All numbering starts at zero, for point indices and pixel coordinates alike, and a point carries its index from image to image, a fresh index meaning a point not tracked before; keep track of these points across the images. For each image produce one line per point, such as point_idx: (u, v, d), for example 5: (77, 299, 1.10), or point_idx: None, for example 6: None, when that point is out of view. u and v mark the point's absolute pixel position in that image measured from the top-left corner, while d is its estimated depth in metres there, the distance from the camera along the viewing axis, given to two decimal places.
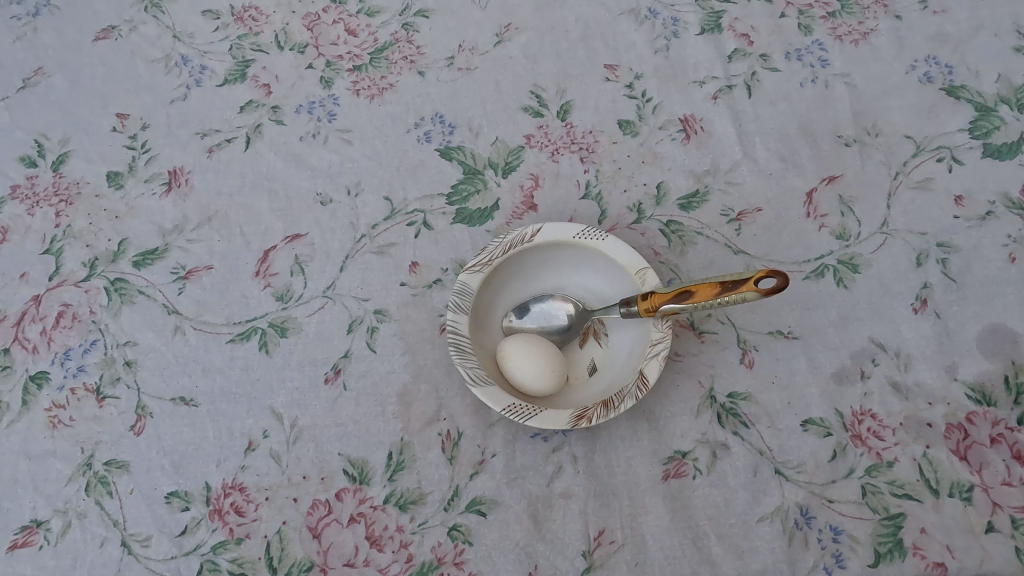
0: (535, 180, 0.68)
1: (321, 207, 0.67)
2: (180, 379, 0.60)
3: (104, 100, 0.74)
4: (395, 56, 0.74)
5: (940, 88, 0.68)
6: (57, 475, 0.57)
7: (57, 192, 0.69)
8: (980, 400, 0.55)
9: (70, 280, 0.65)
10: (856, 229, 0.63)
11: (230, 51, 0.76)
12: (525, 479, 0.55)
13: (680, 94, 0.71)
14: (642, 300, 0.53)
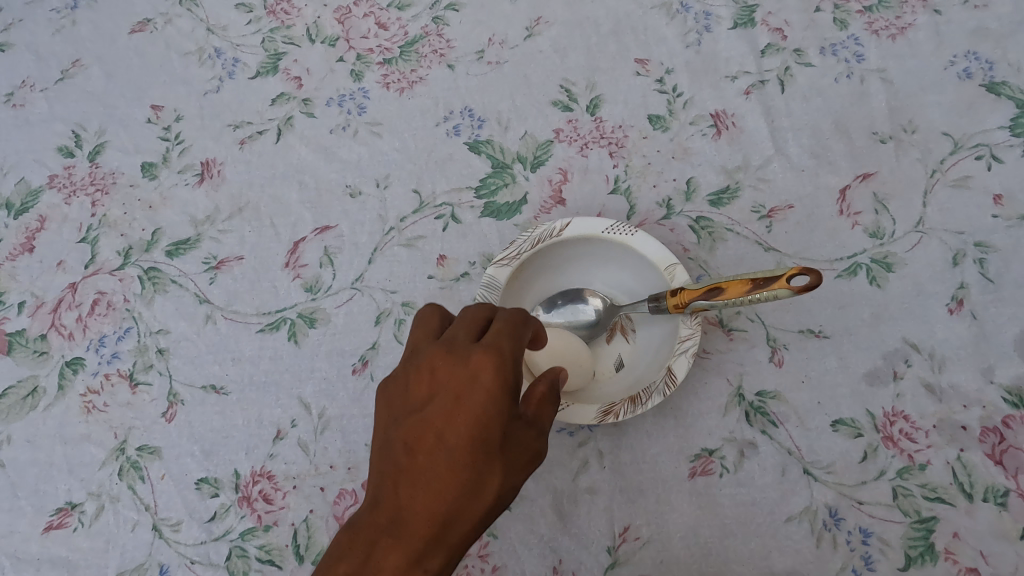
0: (563, 174, 0.68)
1: (350, 200, 0.68)
2: (210, 368, 0.61)
3: (140, 91, 0.75)
4: (424, 49, 0.74)
5: (980, 84, 0.66)
6: (91, 459, 0.58)
7: (93, 182, 0.70)
8: (1018, 404, 0.54)
9: (105, 268, 0.66)
10: (890, 228, 0.62)
11: (262, 43, 0.76)
12: (550, 474, 0.55)
13: (711, 89, 0.70)
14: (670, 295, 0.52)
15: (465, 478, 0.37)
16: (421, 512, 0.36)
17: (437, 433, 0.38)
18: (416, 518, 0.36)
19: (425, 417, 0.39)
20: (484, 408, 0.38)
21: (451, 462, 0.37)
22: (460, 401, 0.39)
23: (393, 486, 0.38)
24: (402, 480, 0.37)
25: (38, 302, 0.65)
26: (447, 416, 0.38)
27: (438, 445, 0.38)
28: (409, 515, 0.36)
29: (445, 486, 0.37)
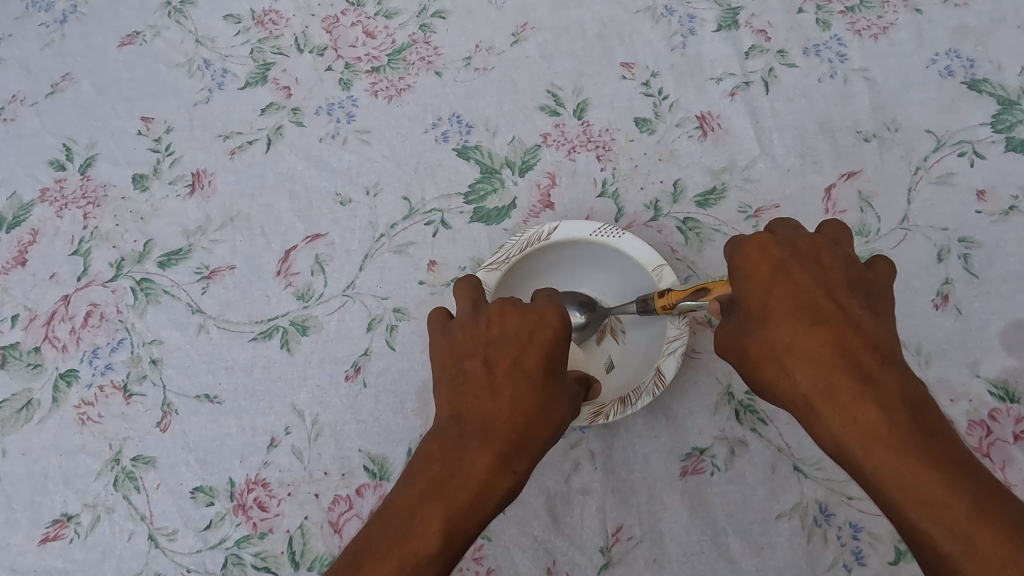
0: (552, 178, 0.68)
1: (341, 208, 0.68)
2: (204, 377, 0.61)
3: (130, 104, 0.75)
4: (412, 57, 0.75)
5: (962, 82, 0.67)
6: (87, 470, 0.58)
7: (84, 195, 0.71)
8: (1004, 397, 0.55)
9: (98, 280, 0.66)
10: (875, 225, 0.63)
11: (251, 54, 0.77)
12: (543, 476, 0.56)
13: (696, 91, 0.70)
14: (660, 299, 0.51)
15: (539, 398, 0.42)
16: (509, 425, 0.41)
17: (514, 358, 0.43)
18: (505, 430, 0.41)
19: (496, 346, 0.44)
20: (552, 351, 0.44)
21: (527, 378, 0.43)
22: (530, 342, 0.44)
23: (478, 399, 0.42)
24: (489, 401, 0.42)
25: (31, 315, 0.65)
26: (522, 346, 0.44)
27: (517, 370, 0.43)
28: (492, 425, 0.41)
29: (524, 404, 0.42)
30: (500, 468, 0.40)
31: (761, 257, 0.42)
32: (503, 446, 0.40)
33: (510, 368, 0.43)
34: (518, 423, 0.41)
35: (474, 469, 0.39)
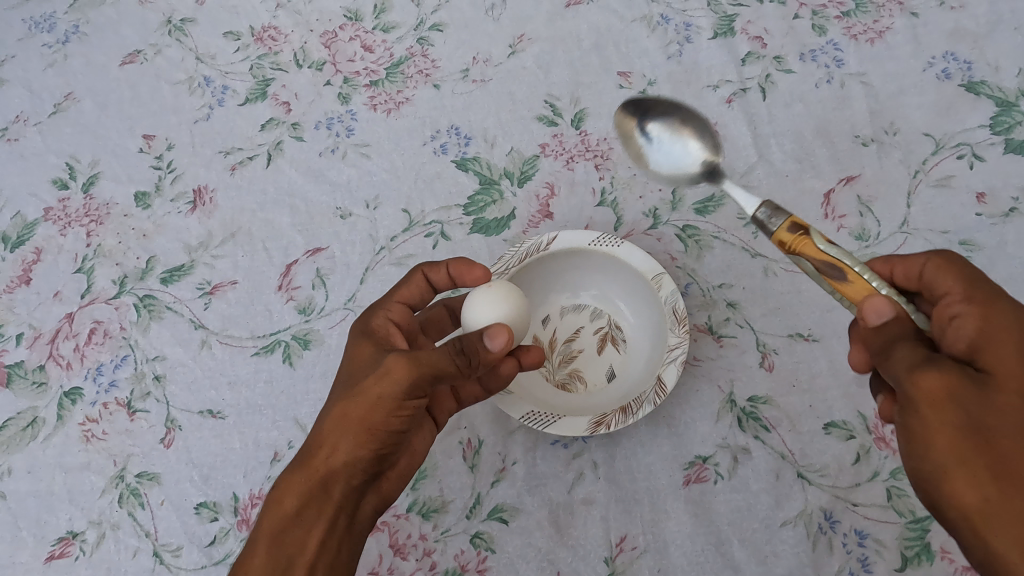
0: (551, 188, 0.68)
1: (341, 221, 0.69)
2: (207, 393, 0.62)
3: (132, 122, 0.76)
4: (410, 70, 0.75)
5: (959, 84, 0.67)
6: (91, 487, 0.59)
7: (87, 213, 0.71)
8: None
9: (102, 297, 0.67)
10: (875, 229, 0.62)
11: (251, 70, 0.77)
12: (545, 486, 0.55)
13: (694, 99, 0.71)
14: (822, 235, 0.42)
15: (339, 432, 0.45)
16: (322, 476, 0.44)
17: (342, 402, 0.45)
18: (317, 481, 0.44)
19: (336, 393, 0.47)
20: (372, 383, 0.45)
21: (336, 423, 0.45)
22: (343, 390, 0.47)
23: (330, 419, 0.46)
24: (316, 452, 0.45)
25: (36, 333, 0.66)
26: (340, 392, 0.46)
27: (336, 415, 0.45)
28: (320, 449, 0.45)
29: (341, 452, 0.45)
30: (290, 526, 0.43)
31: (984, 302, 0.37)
32: (286, 509, 0.44)
33: (335, 415, 0.45)
34: (330, 473, 0.44)
35: (288, 485, 0.44)
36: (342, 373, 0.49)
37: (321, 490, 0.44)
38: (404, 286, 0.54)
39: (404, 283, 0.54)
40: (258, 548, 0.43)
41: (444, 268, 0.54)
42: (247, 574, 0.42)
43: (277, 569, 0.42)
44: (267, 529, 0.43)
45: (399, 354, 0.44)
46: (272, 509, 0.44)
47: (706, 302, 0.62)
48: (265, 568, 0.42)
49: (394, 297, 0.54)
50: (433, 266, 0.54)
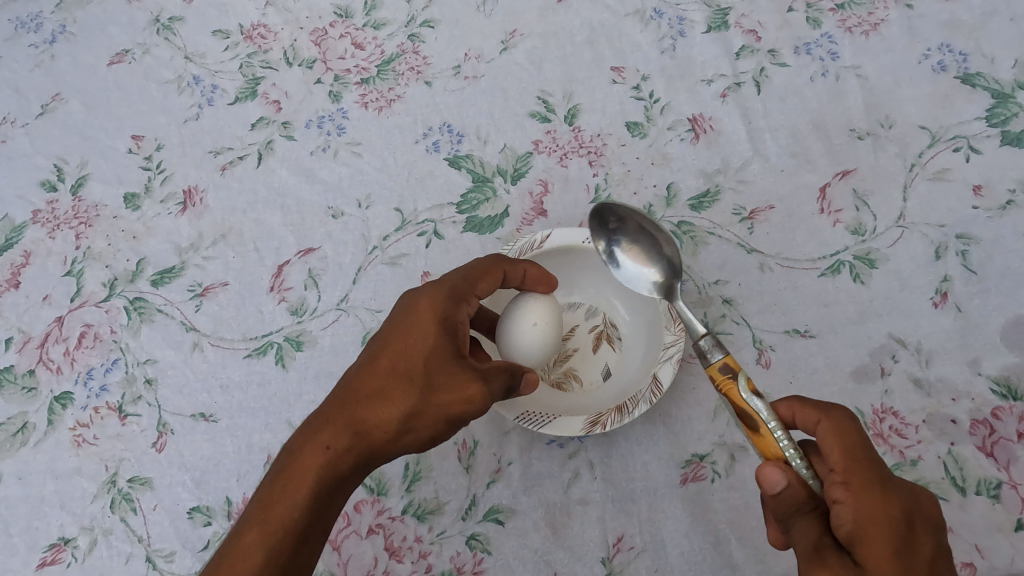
0: (544, 185, 0.68)
1: (333, 221, 0.68)
2: (199, 396, 0.61)
3: (121, 123, 0.75)
4: (401, 67, 0.74)
5: (955, 76, 0.66)
6: (83, 493, 0.58)
7: (76, 216, 0.70)
8: (1006, 395, 0.54)
9: (92, 300, 0.66)
10: (871, 224, 0.62)
11: (240, 69, 0.76)
12: (541, 487, 0.55)
13: (688, 93, 0.70)
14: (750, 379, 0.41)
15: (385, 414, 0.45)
16: (362, 454, 0.45)
17: (399, 388, 0.46)
18: (355, 457, 0.44)
19: (388, 370, 0.47)
20: (442, 393, 0.46)
21: (389, 408, 0.45)
22: (397, 369, 0.46)
23: (368, 394, 0.46)
24: (361, 426, 0.45)
25: (25, 338, 0.65)
26: (397, 372, 0.46)
27: (391, 399, 0.45)
28: (355, 422, 0.45)
29: (385, 440, 0.45)
30: (318, 497, 0.43)
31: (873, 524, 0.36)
32: (315, 475, 0.43)
33: (384, 398, 0.46)
34: (367, 455, 0.45)
35: (312, 451, 0.44)
36: (392, 339, 0.48)
37: (349, 466, 0.44)
38: (484, 277, 0.51)
39: (485, 271, 0.51)
40: (280, 508, 0.42)
41: (536, 274, 0.54)
42: (257, 529, 0.42)
43: (294, 535, 0.42)
44: (300, 487, 0.43)
45: (479, 383, 0.46)
46: (304, 469, 0.43)
47: (702, 299, 0.61)
48: (284, 533, 0.42)
49: (477, 290, 0.51)
50: (516, 268, 0.53)
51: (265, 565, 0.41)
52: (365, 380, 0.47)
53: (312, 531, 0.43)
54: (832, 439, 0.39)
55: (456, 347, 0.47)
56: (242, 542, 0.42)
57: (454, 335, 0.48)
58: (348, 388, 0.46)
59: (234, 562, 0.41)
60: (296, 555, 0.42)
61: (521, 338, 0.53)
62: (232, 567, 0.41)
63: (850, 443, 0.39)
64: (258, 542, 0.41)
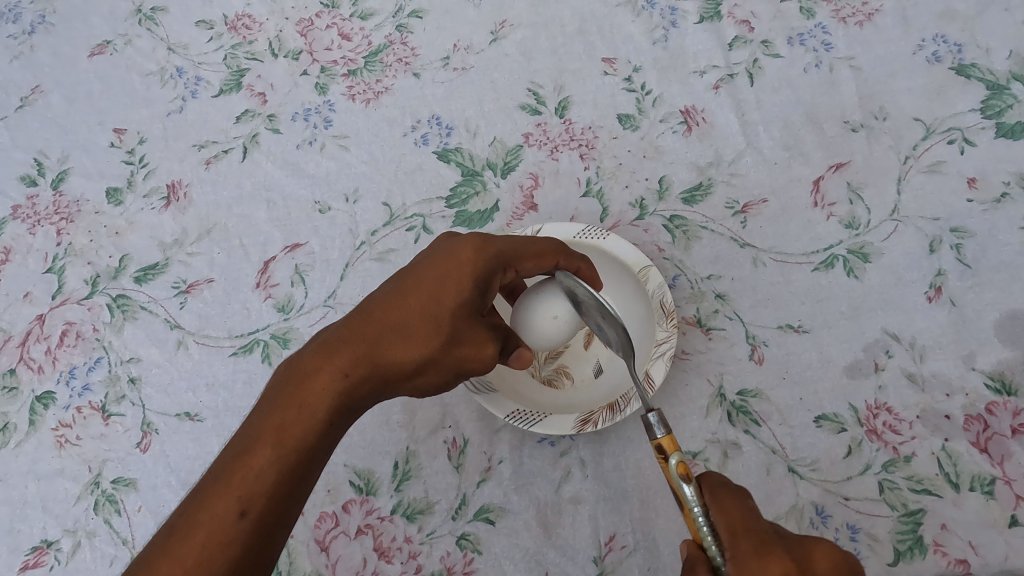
0: (535, 179, 0.67)
1: (320, 216, 0.67)
2: (184, 395, 0.60)
3: (103, 116, 0.74)
4: (389, 58, 0.73)
5: (949, 67, 0.65)
6: (66, 494, 0.57)
7: (57, 211, 0.69)
8: (1000, 390, 0.53)
9: (74, 298, 0.65)
10: (865, 217, 0.61)
11: (224, 61, 0.75)
12: (532, 486, 0.54)
13: (680, 85, 0.69)
14: (683, 462, 0.39)
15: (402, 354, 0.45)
16: (374, 387, 0.44)
17: (423, 331, 0.45)
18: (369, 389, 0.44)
19: (414, 308, 0.45)
20: (460, 347, 0.46)
21: (411, 349, 0.45)
22: (426, 311, 0.45)
23: (391, 329, 0.45)
24: (379, 360, 0.44)
25: (6, 337, 0.63)
26: (423, 312, 0.45)
27: (413, 340, 0.45)
28: (374, 357, 0.44)
29: (396, 378, 0.45)
30: (330, 424, 0.42)
31: None
32: (332, 403, 0.42)
33: (406, 335, 0.45)
34: (379, 387, 0.45)
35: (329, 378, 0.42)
36: (423, 279, 0.46)
37: (361, 396, 0.44)
38: (534, 258, 0.49)
39: (542, 253, 0.50)
40: (293, 431, 0.40)
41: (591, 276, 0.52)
42: (270, 448, 0.39)
43: (304, 461, 0.40)
44: (316, 412, 0.41)
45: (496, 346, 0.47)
46: (321, 393, 0.42)
47: (694, 295, 0.61)
48: (297, 457, 0.40)
49: (521, 263, 0.49)
50: (572, 261, 0.51)
51: (278, 485, 0.39)
52: (390, 312, 0.45)
53: (318, 460, 0.41)
54: (722, 517, 0.37)
55: (482, 308, 0.47)
56: (250, 460, 0.39)
57: (485, 296, 0.47)
58: (370, 318, 0.45)
59: (243, 478, 0.38)
60: (303, 481, 0.40)
61: (536, 315, 0.51)
62: (241, 485, 0.38)
63: (742, 517, 0.36)
64: (270, 463, 0.39)
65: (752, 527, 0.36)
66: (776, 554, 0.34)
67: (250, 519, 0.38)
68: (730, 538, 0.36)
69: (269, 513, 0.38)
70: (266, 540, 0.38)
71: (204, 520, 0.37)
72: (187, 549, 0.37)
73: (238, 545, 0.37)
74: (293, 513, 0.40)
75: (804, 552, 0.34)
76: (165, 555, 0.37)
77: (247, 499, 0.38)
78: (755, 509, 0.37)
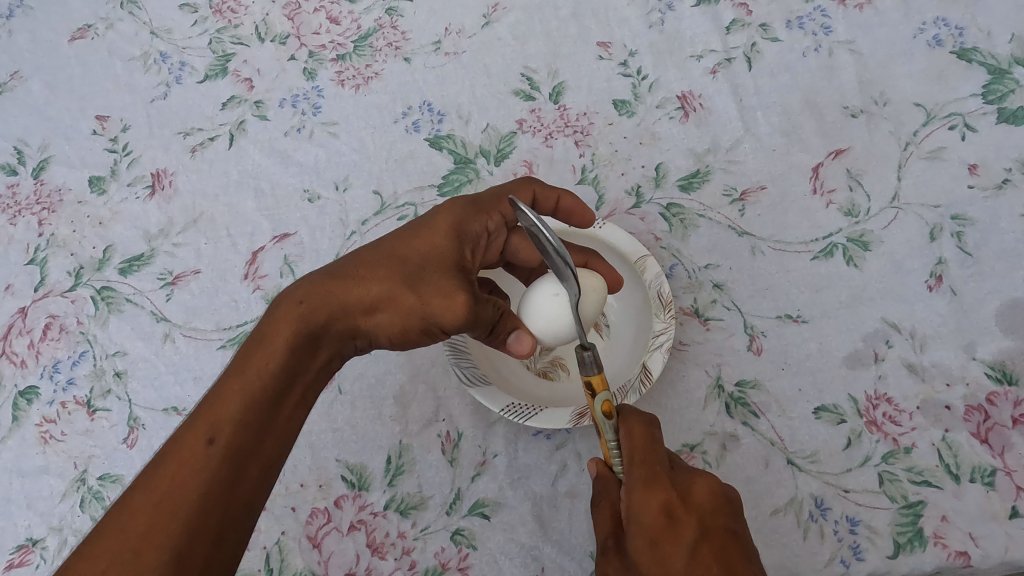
0: (529, 166, 0.65)
1: (309, 205, 0.65)
2: (172, 389, 0.59)
3: (84, 102, 0.71)
4: (379, 43, 0.71)
5: (950, 51, 0.64)
6: (51, 491, 0.56)
7: (38, 201, 0.67)
8: (1002, 379, 0.53)
9: (56, 290, 0.63)
10: (865, 205, 0.60)
11: (209, 45, 0.73)
12: (528, 480, 0.53)
13: (676, 70, 0.68)
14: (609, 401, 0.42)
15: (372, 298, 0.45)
16: (343, 327, 0.44)
17: (389, 270, 0.45)
18: (336, 328, 0.44)
19: (381, 253, 0.46)
20: (430, 287, 0.45)
21: (378, 293, 0.45)
22: (396, 258, 0.46)
23: (361, 275, 0.45)
24: (345, 298, 0.44)
25: None
26: (387, 254, 0.46)
27: (377, 279, 0.45)
28: (346, 303, 0.44)
29: (365, 321, 0.45)
30: (296, 359, 0.42)
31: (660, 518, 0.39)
32: (296, 337, 0.42)
33: (370, 274, 0.45)
34: (348, 330, 0.45)
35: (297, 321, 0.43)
36: (398, 234, 0.48)
37: (328, 335, 0.44)
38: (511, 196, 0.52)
39: (513, 189, 0.52)
40: (258, 364, 0.41)
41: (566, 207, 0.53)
42: (237, 382, 0.40)
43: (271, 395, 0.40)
44: (280, 345, 0.42)
45: (468, 291, 0.45)
46: (283, 328, 0.42)
47: (692, 284, 0.60)
48: (264, 390, 0.40)
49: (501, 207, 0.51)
50: (547, 194, 0.52)
51: (246, 414, 0.39)
52: (361, 262, 0.46)
53: (288, 396, 0.42)
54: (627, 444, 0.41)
55: (460, 256, 0.47)
56: (217, 393, 0.40)
57: (463, 243, 0.48)
58: (336, 265, 0.46)
59: (211, 410, 0.39)
60: (273, 415, 0.41)
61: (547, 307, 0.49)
62: (209, 415, 0.39)
63: (644, 452, 0.41)
64: (237, 396, 0.39)
65: (649, 460, 0.41)
66: (662, 486, 0.40)
67: (220, 445, 0.38)
68: (629, 467, 0.41)
69: (239, 440, 0.39)
70: (239, 468, 0.38)
71: (174, 451, 0.38)
72: (158, 479, 0.37)
73: (211, 471, 0.37)
74: (268, 447, 0.40)
75: (685, 477, 0.41)
76: (139, 488, 0.37)
77: (215, 426, 0.38)
78: (658, 441, 0.41)
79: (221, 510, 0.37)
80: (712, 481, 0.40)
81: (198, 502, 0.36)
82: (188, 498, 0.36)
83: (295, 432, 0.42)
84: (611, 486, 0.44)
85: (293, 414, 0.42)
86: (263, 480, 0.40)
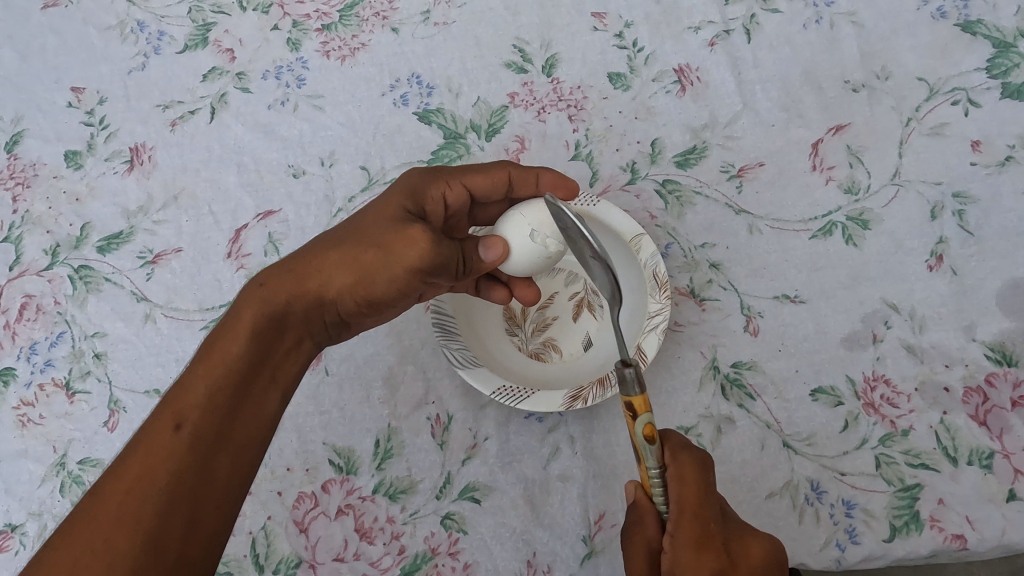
0: (521, 142, 0.64)
1: (294, 180, 0.63)
2: (153, 371, 0.57)
3: (59, 73, 0.69)
4: (366, 12, 0.69)
5: (955, 24, 0.62)
6: (29, 476, 0.54)
7: (12, 175, 0.65)
8: (1001, 361, 0.52)
9: (33, 269, 0.61)
10: (865, 182, 0.59)
11: (189, 14, 0.70)
12: (520, 463, 0.52)
13: (673, 42, 0.65)
14: (650, 423, 0.37)
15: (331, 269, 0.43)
16: (307, 304, 0.43)
17: (348, 242, 0.44)
18: (301, 307, 0.42)
19: (341, 233, 0.45)
20: (386, 243, 0.43)
21: (341, 264, 0.43)
22: (356, 231, 0.44)
23: (320, 251, 0.44)
24: (307, 275, 0.43)
25: None
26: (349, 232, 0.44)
27: (337, 252, 0.43)
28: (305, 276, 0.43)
29: (330, 291, 0.43)
30: (262, 342, 0.40)
31: (702, 552, 0.38)
32: (259, 320, 0.41)
33: (329, 249, 0.44)
34: (314, 304, 0.43)
35: (252, 302, 0.41)
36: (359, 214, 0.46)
37: (294, 316, 0.42)
38: (482, 174, 0.50)
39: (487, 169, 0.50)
40: (221, 352, 0.39)
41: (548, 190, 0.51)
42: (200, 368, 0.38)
43: (238, 375, 0.39)
44: (243, 331, 0.40)
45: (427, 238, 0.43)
46: (245, 315, 0.40)
47: (687, 264, 0.58)
48: (229, 372, 0.39)
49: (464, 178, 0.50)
50: (524, 177, 0.50)
51: (211, 399, 0.38)
52: (321, 241, 0.45)
53: (257, 380, 0.40)
54: (677, 488, 0.39)
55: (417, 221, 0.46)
56: (183, 382, 0.38)
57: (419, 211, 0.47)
58: (300, 250, 0.44)
59: (178, 397, 0.37)
60: (242, 399, 0.39)
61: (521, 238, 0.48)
62: (174, 402, 0.37)
63: (697, 501, 0.39)
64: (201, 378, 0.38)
65: (703, 514, 0.39)
66: (715, 545, 0.38)
67: (187, 432, 0.36)
68: (679, 517, 0.39)
69: (208, 425, 0.37)
70: (211, 454, 0.37)
71: (143, 439, 0.36)
72: (128, 468, 0.35)
73: (179, 456, 0.36)
74: (240, 431, 0.38)
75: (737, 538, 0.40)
76: (108, 480, 0.35)
77: (182, 412, 0.37)
78: (710, 490, 0.39)
79: (193, 495, 0.36)
80: (766, 545, 0.39)
81: (169, 486, 0.35)
82: (158, 486, 0.35)
83: (271, 420, 0.41)
84: (647, 519, 0.42)
85: (265, 400, 0.40)
86: (241, 464, 0.38)
